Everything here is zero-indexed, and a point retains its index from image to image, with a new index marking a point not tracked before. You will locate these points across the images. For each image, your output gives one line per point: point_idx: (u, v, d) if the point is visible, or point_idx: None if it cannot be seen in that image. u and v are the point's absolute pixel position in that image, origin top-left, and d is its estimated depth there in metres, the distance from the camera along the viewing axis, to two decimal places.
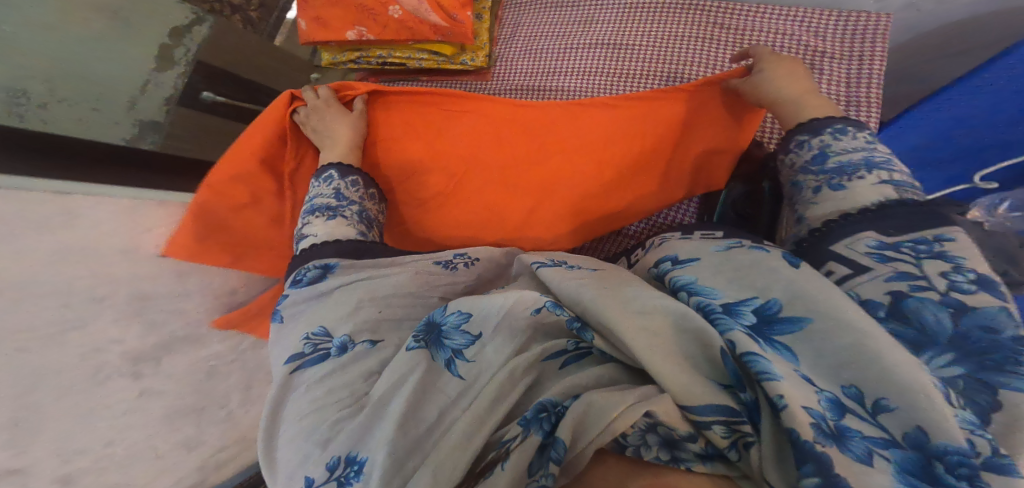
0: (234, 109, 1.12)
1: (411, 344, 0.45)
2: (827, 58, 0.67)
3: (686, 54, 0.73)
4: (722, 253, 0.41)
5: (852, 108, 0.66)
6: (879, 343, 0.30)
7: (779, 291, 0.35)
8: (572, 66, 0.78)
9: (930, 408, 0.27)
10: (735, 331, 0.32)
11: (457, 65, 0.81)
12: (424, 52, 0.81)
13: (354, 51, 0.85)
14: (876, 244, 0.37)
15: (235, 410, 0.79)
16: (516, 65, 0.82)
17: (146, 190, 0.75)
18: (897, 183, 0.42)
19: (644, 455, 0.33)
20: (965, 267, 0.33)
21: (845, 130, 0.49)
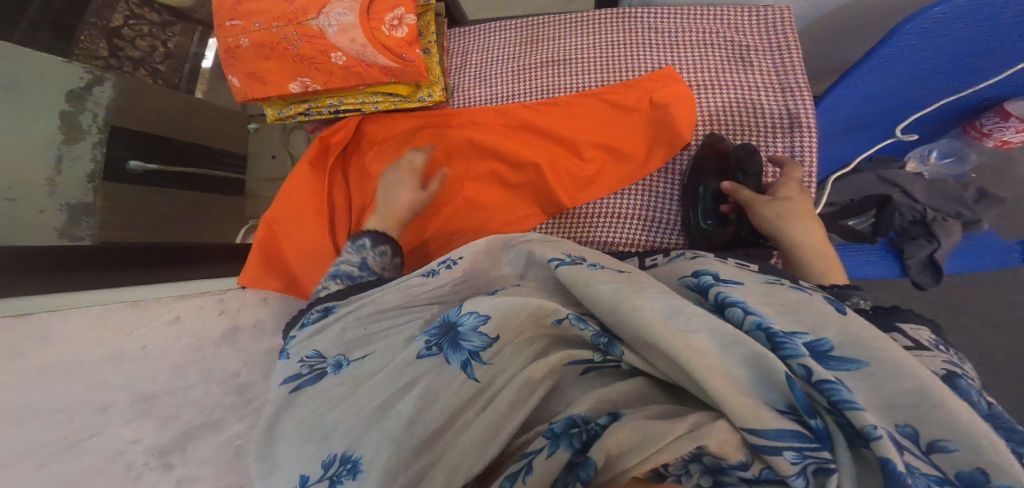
0: (175, 178, 1.06)
1: (424, 351, 0.47)
2: (752, 51, 0.74)
3: (630, 59, 0.77)
4: (767, 284, 0.49)
5: (787, 93, 0.72)
6: (940, 391, 0.34)
7: (832, 333, 0.40)
8: (527, 86, 0.80)
9: (993, 453, 0.32)
10: (805, 356, 0.37)
11: (415, 104, 0.80)
12: (379, 95, 0.80)
13: (301, 103, 0.82)
14: (932, 338, 0.46)
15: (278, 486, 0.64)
16: (474, 94, 0.82)
17: (108, 287, 0.70)
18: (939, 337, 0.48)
19: (685, 482, 0.37)
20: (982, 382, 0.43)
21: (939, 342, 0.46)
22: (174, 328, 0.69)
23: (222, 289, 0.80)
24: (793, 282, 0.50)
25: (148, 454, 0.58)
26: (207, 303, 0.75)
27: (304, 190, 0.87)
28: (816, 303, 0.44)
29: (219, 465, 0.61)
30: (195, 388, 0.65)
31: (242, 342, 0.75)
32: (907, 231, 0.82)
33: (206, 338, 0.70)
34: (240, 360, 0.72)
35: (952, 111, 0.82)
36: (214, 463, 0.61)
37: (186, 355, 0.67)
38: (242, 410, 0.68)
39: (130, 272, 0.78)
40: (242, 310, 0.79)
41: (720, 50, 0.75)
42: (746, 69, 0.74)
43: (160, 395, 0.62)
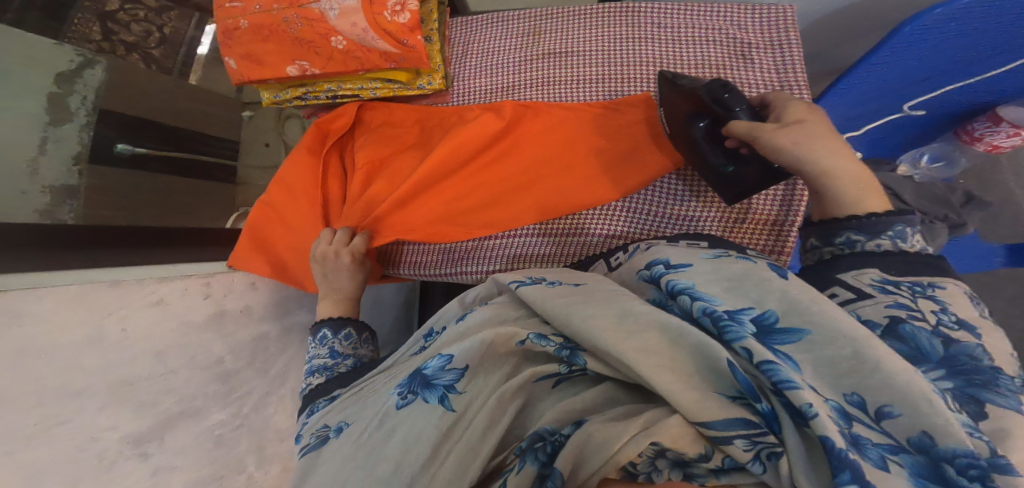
0: (167, 164, 1.05)
1: (400, 403, 0.48)
2: (754, 49, 0.72)
3: (632, 53, 0.76)
4: (712, 264, 0.48)
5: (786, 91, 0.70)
6: (877, 353, 0.35)
7: (774, 304, 0.40)
8: (529, 77, 0.79)
9: (932, 413, 0.32)
10: (746, 338, 0.37)
11: (414, 91, 0.79)
12: (378, 81, 0.79)
13: (298, 87, 0.82)
14: (879, 279, 0.45)
15: (255, 473, 0.68)
16: (474, 82, 0.81)
17: (91, 264, 0.66)
18: (901, 234, 0.48)
19: (656, 479, 0.37)
20: (949, 310, 0.41)
21: (904, 231, 0.49)
22: (158, 311, 0.65)
23: (210, 272, 0.77)
24: (738, 254, 0.50)
25: (124, 442, 0.56)
26: (191, 285, 0.72)
27: (299, 171, 0.83)
28: (758, 271, 0.44)
29: (199, 453, 0.63)
30: (176, 374, 0.63)
31: (226, 327, 0.73)
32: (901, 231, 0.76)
33: (190, 323, 0.68)
34: (224, 347, 0.71)
35: (944, 116, 0.82)
36: (194, 451, 0.62)
37: (167, 339, 0.64)
38: (225, 398, 0.68)
39: (118, 243, 0.75)
40: (227, 296, 0.77)
41: (721, 47, 0.74)
42: (746, 65, 0.72)
43: (139, 380, 0.60)
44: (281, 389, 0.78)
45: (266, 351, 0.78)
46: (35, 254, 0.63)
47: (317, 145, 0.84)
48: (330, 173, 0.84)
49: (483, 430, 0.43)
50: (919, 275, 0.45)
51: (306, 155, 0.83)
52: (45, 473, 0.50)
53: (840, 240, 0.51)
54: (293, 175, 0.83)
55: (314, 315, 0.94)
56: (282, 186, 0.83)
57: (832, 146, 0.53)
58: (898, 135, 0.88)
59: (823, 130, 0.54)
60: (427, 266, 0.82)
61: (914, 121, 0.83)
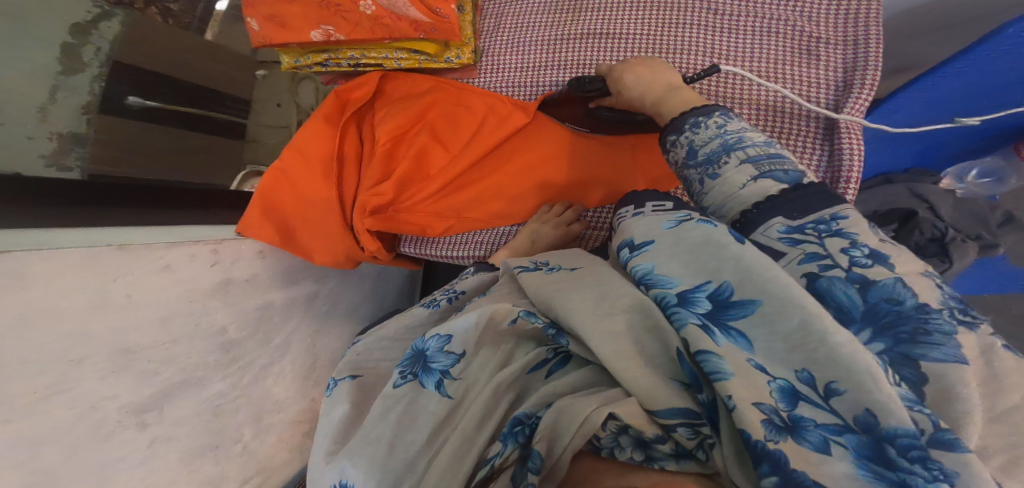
0: (175, 117, 1.02)
1: (399, 380, 0.46)
2: (822, 44, 0.62)
3: (675, 41, 0.68)
4: (673, 234, 0.36)
5: (848, 94, 0.59)
6: (827, 324, 0.27)
7: (729, 273, 0.32)
8: (560, 58, 0.73)
9: (875, 389, 0.25)
10: (688, 324, 0.31)
11: (441, 64, 0.75)
12: (404, 51, 0.75)
13: (320, 53, 0.78)
14: (786, 230, 0.34)
15: (251, 443, 0.71)
16: (502, 59, 0.76)
17: (103, 224, 0.62)
18: (695, 126, 0.44)
19: (617, 455, 0.34)
20: (860, 242, 0.31)
21: (699, 122, 0.44)
22: (165, 278, 0.62)
23: (218, 239, 0.72)
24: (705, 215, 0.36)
25: (123, 412, 0.55)
26: (199, 252, 0.68)
27: (314, 139, 0.76)
28: (716, 235, 0.33)
29: (197, 423, 0.63)
30: (178, 343, 0.62)
31: (233, 294, 0.71)
32: (923, 248, 0.76)
33: (196, 290, 0.65)
34: (229, 315, 0.70)
35: (1003, 129, 0.74)
36: (191, 423, 0.62)
37: (173, 305, 0.62)
38: (226, 368, 0.68)
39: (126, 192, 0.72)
40: (236, 263, 0.73)
41: (784, 39, 0.63)
42: (808, 63, 0.62)
43: (142, 349, 0.58)
44: (282, 360, 0.78)
45: (270, 321, 0.76)
46: (46, 204, 0.60)
47: (335, 114, 0.78)
48: (348, 142, 0.79)
49: (478, 419, 0.41)
50: (816, 205, 0.34)
51: (323, 121, 0.76)
52: (45, 438, 0.48)
53: (675, 138, 0.46)
54: (307, 140, 0.76)
55: (319, 284, 0.91)
56: (294, 152, 0.76)
57: (655, 96, 0.53)
58: (949, 147, 0.79)
59: (641, 90, 0.55)
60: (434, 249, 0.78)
61: (972, 132, 0.74)
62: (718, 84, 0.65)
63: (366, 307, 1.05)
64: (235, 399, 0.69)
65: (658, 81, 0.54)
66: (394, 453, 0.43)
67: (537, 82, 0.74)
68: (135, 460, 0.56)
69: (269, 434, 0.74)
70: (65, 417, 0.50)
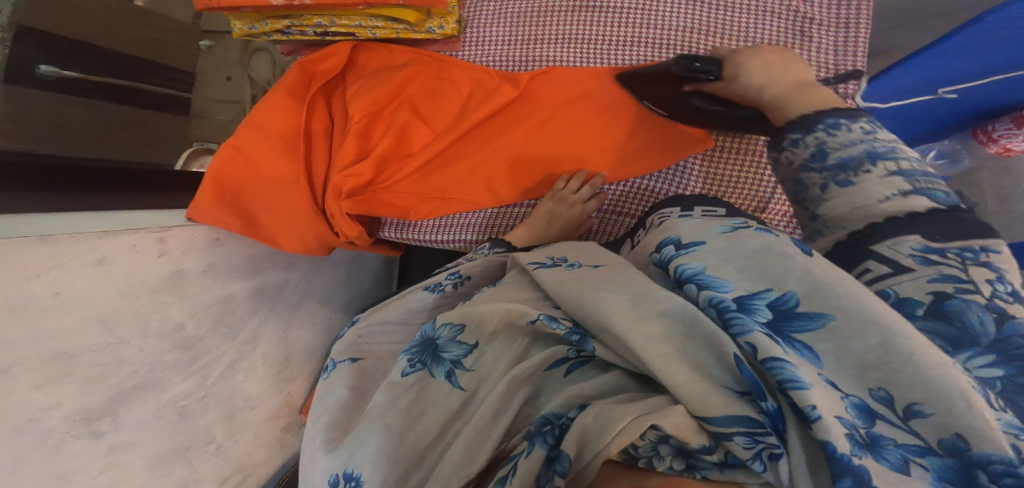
0: (111, 92, 0.91)
1: (407, 369, 0.45)
2: (816, 25, 0.62)
3: (673, 17, 0.66)
4: (726, 237, 0.40)
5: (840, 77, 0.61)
6: (914, 342, 0.28)
7: (795, 283, 0.33)
8: (553, 31, 0.69)
9: (969, 413, 0.25)
10: (755, 332, 0.31)
11: (421, 35, 0.69)
12: (378, 18, 0.68)
13: (279, 19, 0.69)
14: (920, 248, 0.32)
15: (225, 442, 0.66)
16: (490, 30, 0.71)
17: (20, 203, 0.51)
18: (834, 125, 0.40)
19: (657, 465, 0.32)
20: (1007, 278, 0.30)
21: (839, 123, 0.40)
22: (100, 275, 0.51)
23: (164, 226, 0.61)
24: (760, 225, 0.41)
25: (71, 420, 0.48)
26: (142, 243, 0.56)
27: (275, 116, 0.67)
28: (780, 245, 0.36)
29: (161, 427, 0.57)
30: (127, 344, 0.53)
31: (187, 288, 0.61)
32: None
33: (143, 285, 0.55)
34: (185, 310, 0.60)
35: (963, 113, 0.77)
36: (153, 426, 0.56)
37: (114, 304, 0.52)
38: (187, 368, 0.60)
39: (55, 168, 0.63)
40: (188, 253, 0.62)
41: (780, 20, 0.63)
42: (802, 44, 0.62)
43: (81, 353, 0.49)
44: (252, 355, 0.71)
45: (235, 315, 0.68)
46: None
47: (298, 87, 0.69)
48: (316, 116, 0.71)
49: (491, 414, 0.40)
50: (969, 232, 0.32)
51: (286, 93, 0.68)
52: None
53: (798, 136, 0.42)
54: (268, 114, 0.67)
55: (289, 273, 0.83)
56: (253, 126, 0.67)
57: (783, 88, 0.48)
58: (911, 129, 0.83)
59: (762, 81, 0.50)
60: (424, 234, 0.74)
61: (933, 115, 0.78)
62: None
63: (342, 294, 0.97)
64: (202, 399, 0.62)
65: (789, 73, 0.49)
66: (405, 439, 0.43)
67: (531, 56, 0.70)
68: (94, 472, 0.51)
69: (244, 432, 0.70)
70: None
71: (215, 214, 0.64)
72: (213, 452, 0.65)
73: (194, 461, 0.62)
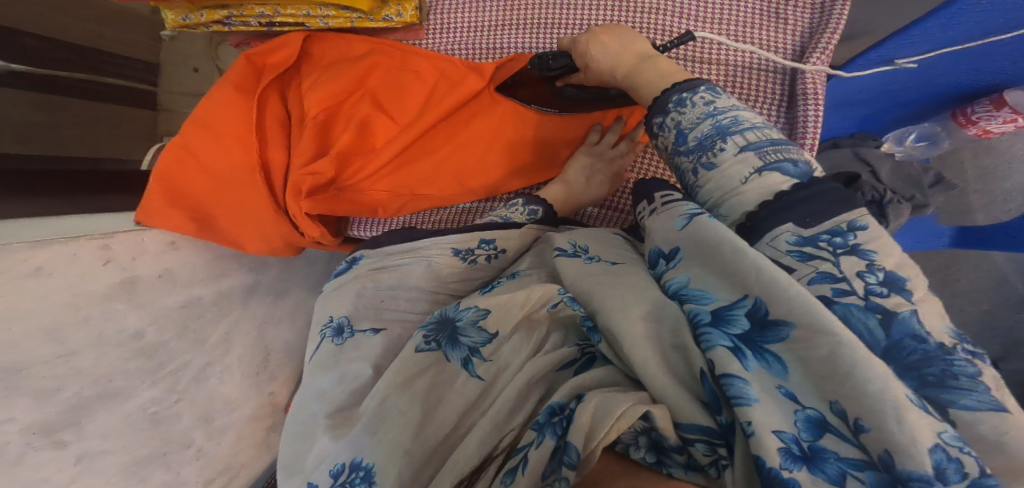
0: (68, 87, 0.84)
1: (422, 346, 0.42)
2: (789, 6, 0.60)
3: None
4: (688, 234, 0.34)
5: None
6: (858, 353, 0.24)
7: (758, 288, 0.29)
8: (517, 16, 0.66)
9: (898, 428, 0.22)
10: (716, 348, 0.29)
11: (378, 23, 0.67)
12: (330, 7, 0.66)
13: (217, 9, 0.68)
14: (796, 241, 0.30)
15: (205, 445, 0.65)
16: (453, 17, 0.68)
17: None
18: (681, 103, 0.41)
19: (631, 453, 0.33)
20: (877, 266, 0.27)
21: (684, 99, 0.41)
22: (39, 285, 0.50)
23: (107, 232, 0.59)
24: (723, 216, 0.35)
25: (28, 433, 0.48)
26: (85, 251, 0.55)
27: (224, 112, 0.64)
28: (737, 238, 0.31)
29: (130, 433, 0.57)
30: (80, 354, 0.52)
31: (142, 294, 0.60)
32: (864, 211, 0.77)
33: (91, 294, 0.54)
34: (143, 318, 0.59)
35: (945, 93, 0.75)
36: (121, 433, 0.56)
37: (59, 314, 0.51)
38: (152, 375, 0.59)
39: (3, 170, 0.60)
40: (139, 258, 0.61)
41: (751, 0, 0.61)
42: (774, 27, 0.60)
43: (32, 364, 0.48)
44: (225, 358, 0.69)
45: (202, 317, 0.67)
46: None
47: (248, 81, 0.66)
48: (272, 110, 0.67)
49: (506, 411, 0.38)
50: (835, 210, 0.30)
51: (236, 88, 0.65)
52: None
53: (661, 119, 0.42)
54: (217, 110, 0.64)
55: (259, 274, 0.80)
56: (203, 123, 0.64)
57: (627, 68, 0.48)
58: (892, 112, 0.81)
59: (610, 65, 0.50)
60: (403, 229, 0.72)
61: (914, 96, 0.75)
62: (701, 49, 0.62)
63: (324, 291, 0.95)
64: (175, 406, 0.61)
65: (628, 49, 0.49)
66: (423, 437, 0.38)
67: (492, 44, 0.68)
68: (63, 480, 0.52)
69: (226, 434, 0.68)
70: None
71: (169, 217, 0.62)
72: (194, 455, 0.64)
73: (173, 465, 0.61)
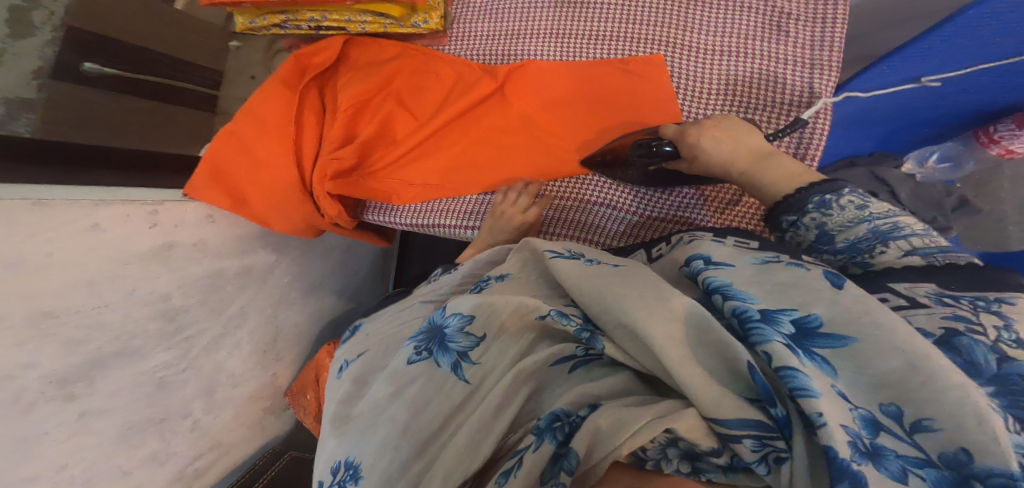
0: (148, 90, 0.93)
1: (414, 357, 0.44)
2: (792, 20, 0.62)
3: (651, 13, 0.67)
4: (757, 271, 0.37)
5: (814, 72, 0.61)
6: (936, 366, 0.27)
7: (823, 307, 0.32)
8: (534, 27, 0.71)
9: (978, 431, 0.25)
10: (773, 342, 0.31)
11: (408, 29, 0.72)
12: (368, 14, 0.72)
13: (278, 14, 0.75)
14: (935, 291, 0.34)
15: (201, 418, 0.75)
16: (474, 26, 0.74)
17: (31, 167, 0.54)
18: (826, 205, 0.43)
19: (664, 467, 0.34)
20: (1015, 328, 0.30)
21: (826, 200, 0.43)
22: (95, 239, 0.55)
23: (160, 199, 0.64)
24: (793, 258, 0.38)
25: (46, 382, 0.53)
26: (137, 214, 0.60)
27: (270, 103, 0.71)
28: (808, 280, 0.34)
29: (138, 395, 0.64)
30: (111, 308, 0.58)
31: (176, 260, 0.66)
32: None
33: (132, 253, 0.60)
34: (173, 281, 0.65)
35: (966, 114, 0.74)
36: (130, 395, 0.62)
37: (104, 268, 0.57)
38: (169, 339, 0.66)
39: (76, 147, 0.68)
40: (179, 227, 0.66)
41: (755, 14, 0.63)
42: (778, 40, 0.62)
43: (65, 313, 0.53)
44: (239, 331, 0.78)
45: (224, 289, 0.73)
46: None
47: (293, 77, 0.73)
48: (309, 104, 0.74)
49: (496, 406, 0.40)
50: (984, 286, 0.33)
51: (282, 83, 0.71)
52: None
53: (796, 217, 0.45)
54: (264, 101, 0.70)
55: (281, 254, 0.86)
56: (250, 112, 0.70)
57: (747, 163, 0.53)
58: (918, 130, 0.79)
59: (726, 157, 0.53)
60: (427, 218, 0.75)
61: (942, 113, 0.74)
62: (708, 60, 0.65)
63: (333, 281, 1.01)
64: (172, 377, 0.68)
65: (743, 147, 0.53)
66: (410, 433, 0.42)
67: (510, 50, 0.72)
68: (64, 433, 0.56)
69: (224, 409, 0.80)
70: None
71: (213, 193, 0.68)
72: (188, 427, 0.73)
73: (165, 434, 0.69)
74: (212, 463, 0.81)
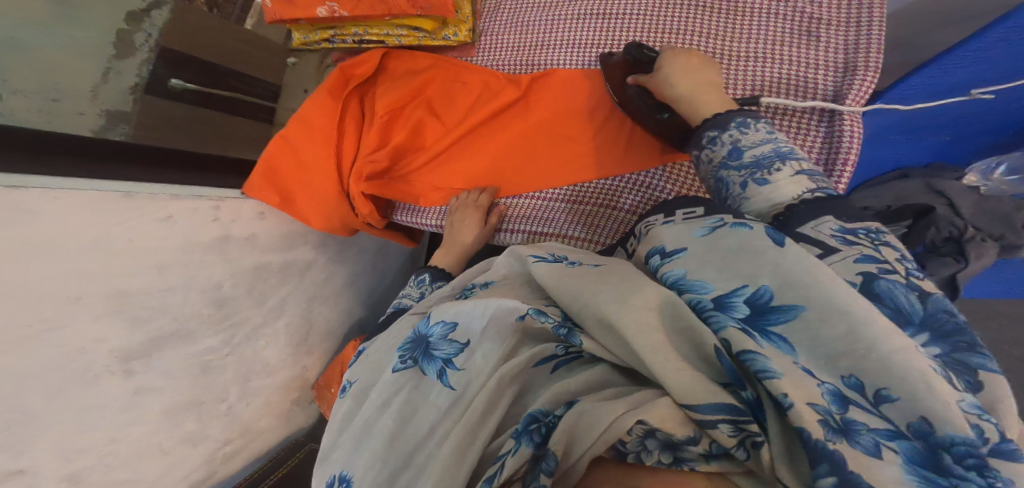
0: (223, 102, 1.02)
1: (398, 365, 0.45)
2: (822, 26, 0.59)
3: (674, 22, 0.66)
4: (705, 242, 0.37)
5: (848, 74, 0.57)
6: (877, 330, 0.28)
7: (767, 277, 0.33)
8: (558, 38, 0.73)
9: (932, 397, 0.26)
10: (728, 328, 0.32)
11: (439, 41, 0.77)
12: (404, 28, 0.78)
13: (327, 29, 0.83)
14: (839, 228, 0.35)
15: (235, 405, 0.81)
16: (502, 38, 0.77)
17: (116, 165, 0.62)
18: (743, 125, 0.46)
19: (645, 460, 0.32)
20: (907, 256, 0.33)
21: (747, 122, 0.46)
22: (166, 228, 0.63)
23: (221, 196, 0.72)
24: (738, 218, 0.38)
25: (112, 356, 0.59)
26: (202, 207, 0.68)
27: (319, 111, 0.77)
28: (752, 240, 0.35)
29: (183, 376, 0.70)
30: (173, 292, 0.65)
31: (230, 252, 0.73)
32: (936, 247, 0.70)
33: (195, 243, 0.67)
34: (226, 271, 0.72)
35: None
36: (175, 376, 0.68)
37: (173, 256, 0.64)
38: (217, 324, 0.73)
39: (156, 147, 0.77)
40: (236, 221, 0.74)
41: (783, 21, 0.61)
42: (807, 46, 0.60)
43: (137, 293, 0.60)
44: (276, 322, 0.84)
45: (266, 281, 0.80)
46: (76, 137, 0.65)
47: (339, 87, 0.78)
48: (352, 112, 0.80)
49: (482, 410, 0.38)
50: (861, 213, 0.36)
51: (331, 91, 0.77)
52: (47, 374, 0.53)
53: (717, 134, 0.47)
54: (314, 109, 0.77)
55: (318, 251, 0.92)
56: (302, 118, 0.77)
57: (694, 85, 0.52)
58: (976, 139, 0.73)
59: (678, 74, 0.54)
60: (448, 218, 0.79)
61: (1003, 123, 0.68)
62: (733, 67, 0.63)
63: (362, 279, 1.07)
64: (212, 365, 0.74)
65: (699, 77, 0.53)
66: (397, 444, 0.41)
67: (535, 59, 0.74)
68: (120, 406, 0.62)
69: (255, 398, 0.86)
70: (56, 355, 0.54)
71: (267, 192, 0.75)
72: (222, 412, 0.79)
73: (202, 418, 0.75)
74: (238, 450, 0.87)
